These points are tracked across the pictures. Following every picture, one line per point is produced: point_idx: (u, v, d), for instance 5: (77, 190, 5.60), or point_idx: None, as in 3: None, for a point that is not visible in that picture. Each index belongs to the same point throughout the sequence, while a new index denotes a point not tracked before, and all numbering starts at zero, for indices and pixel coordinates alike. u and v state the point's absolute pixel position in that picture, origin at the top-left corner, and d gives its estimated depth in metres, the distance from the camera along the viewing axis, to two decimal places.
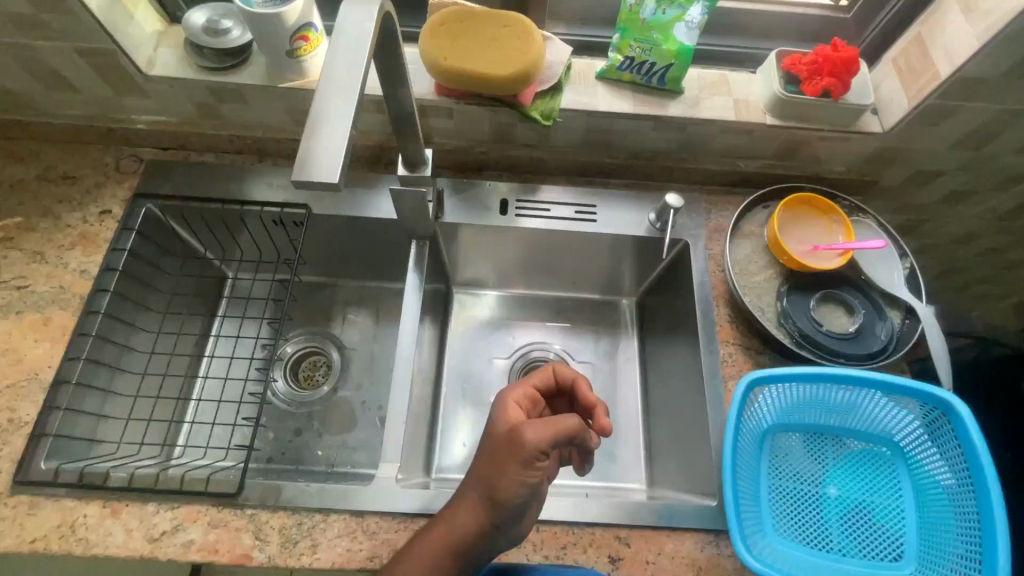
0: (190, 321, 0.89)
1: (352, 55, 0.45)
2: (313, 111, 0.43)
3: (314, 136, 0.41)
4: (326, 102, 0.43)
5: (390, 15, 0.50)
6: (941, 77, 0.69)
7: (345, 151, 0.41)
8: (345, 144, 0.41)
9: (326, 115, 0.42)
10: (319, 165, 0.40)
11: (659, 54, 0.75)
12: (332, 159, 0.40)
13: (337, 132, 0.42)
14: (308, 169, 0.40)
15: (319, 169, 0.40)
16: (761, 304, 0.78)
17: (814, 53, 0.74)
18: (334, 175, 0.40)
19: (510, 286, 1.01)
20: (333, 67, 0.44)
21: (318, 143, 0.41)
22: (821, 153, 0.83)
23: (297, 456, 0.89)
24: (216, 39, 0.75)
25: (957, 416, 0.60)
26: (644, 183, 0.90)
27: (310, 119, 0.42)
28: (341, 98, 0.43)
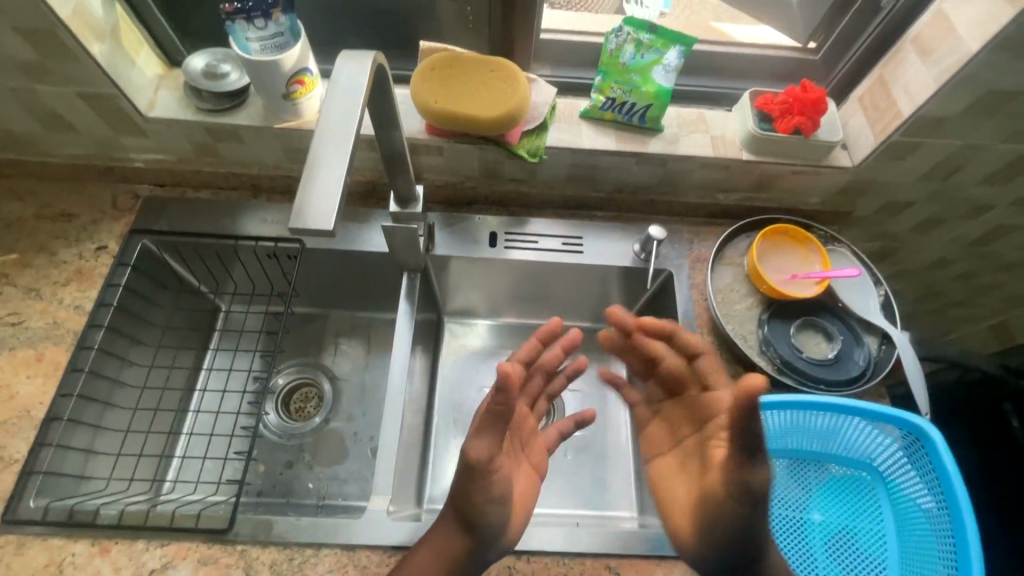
0: (182, 355, 0.89)
1: (347, 106, 0.47)
2: (311, 159, 0.45)
3: (310, 184, 0.44)
4: (322, 151, 0.46)
5: (382, 67, 0.53)
6: (903, 116, 0.73)
7: (338, 198, 0.43)
8: (339, 192, 0.43)
9: (322, 164, 0.45)
10: (314, 212, 0.42)
11: (639, 95, 0.79)
12: (327, 207, 0.43)
13: (332, 181, 0.44)
14: (302, 216, 0.42)
15: (314, 216, 0.42)
16: (743, 332, 0.80)
17: (784, 94, 0.79)
18: (328, 222, 0.42)
19: (500, 315, 1.03)
20: (330, 119, 0.47)
21: (315, 190, 0.44)
22: (797, 186, 0.87)
23: (288, 489, 0.90)
24: (215, 83, 0.78)
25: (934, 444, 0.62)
26: (628, 215, 0.94)
27: (307, 168, 0.45)
28: (337, 147, 0.46)
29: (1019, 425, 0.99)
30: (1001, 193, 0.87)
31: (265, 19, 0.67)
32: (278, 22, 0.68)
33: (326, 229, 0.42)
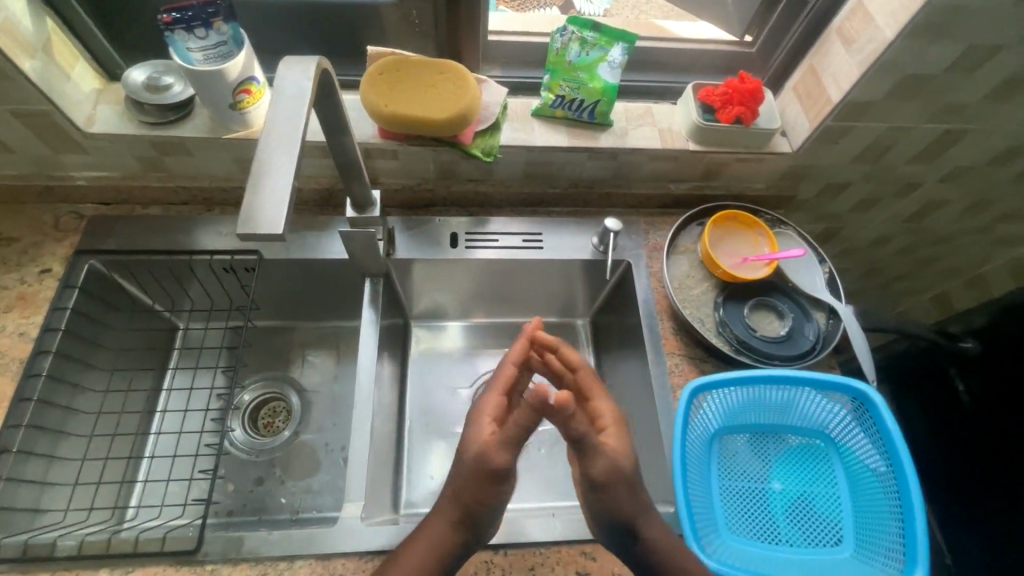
0: (140, 377, 0.86)
1: (290, 108, 0.47)
2: (257, 166, 0.45)
3: (257, 190, 0.43)
4: (269, 157, 0.45)
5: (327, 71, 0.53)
6: (833, 102, 0.77)
7: (287, 202, 0.43)
8: (288, 196, 0.43)
9: (269, 170, 0.44)
10: (262, 217, 0.42)
11: (587, 91, 0.81)
12: (275, 210, 0.42)
13: (277, 186, 0.44)
14: (249, 221, 0.42)
15: (262, 221, 0.42)
16: (699, 315, 0.83)
17: (724, 85, 0.83)
18: (278, 227, 0.42)
19: (470, 315, 1.03)
20: (275, 123, 0.47)
21: (262, 197, 0.43)
22: (742, 173, 0.91)
23: (260, 505, 0.88)
24: (159, 96, 0.76)
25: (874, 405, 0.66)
26: (584, 210, 0.96)
27: (253, 174, 0.44)
28: (283, 153, 0.45)
29: (962, 388, 1.06)
30: (928, 171, 0.93)
31: (205, 28, 0.66)
32: (220, 31, 0.67)
33: (276, 235, 0.41)
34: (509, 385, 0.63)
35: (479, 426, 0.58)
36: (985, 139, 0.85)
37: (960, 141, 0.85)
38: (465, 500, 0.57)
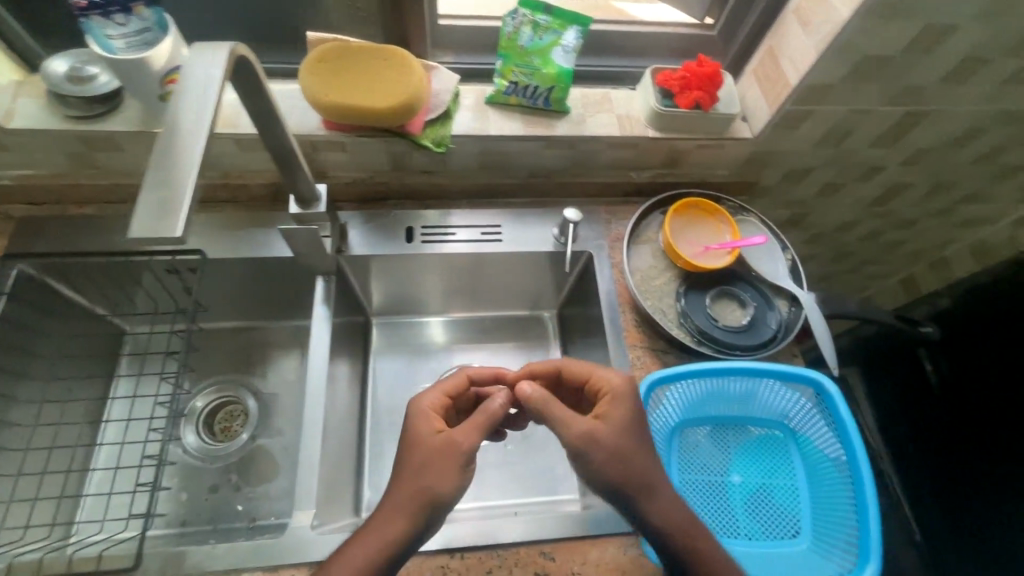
0: (80, 385, 0.82)
1: (198, 101, 0.43)
2: (158, 158, 0.41)
3: (156, 186, 0.40)
4: (173, 148, 0.41)
5: (245, 57, 0.49)
6: (792, 85, 0.76)
7: (186, 201, 0.39)
8: (190, 194, 0.39)
9: (171, 163, 0.41)
10: (156, 218, 0.38)
11: (541, 77, 0.78)
12: (172, 210, 0.39)
13: (178, 181, 0.40)
14: (138, 221, 0.37)
15: (156, 222, 0.38)
16: (661, 306, 0.82)
17: (682, 69, 0.80)
18: (176, 228, 0.38)
19: (450, 310, 1.02)
20: (181, 114, 0.43)
21: (159, 196, 0.39)
22: (704, 160, 0.89)
23: (214, 514, 0.85)
24: (83, 87, 0.72)
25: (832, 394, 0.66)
26: (545, 200, 0.93)
27: (152, 168, 0.40)
28: (188, 145, 0.42)
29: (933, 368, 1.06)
30: (890, 154, 0.92)
31: (125, 14, 0.62)
32: (142, 17, 0.63)
33: (173, 237, 0.38)
34: (451, 393, 0.67)
35: (424, 418, 0.60)
36: (945, 120, 0.84)
37: (920, 124, 0.84)
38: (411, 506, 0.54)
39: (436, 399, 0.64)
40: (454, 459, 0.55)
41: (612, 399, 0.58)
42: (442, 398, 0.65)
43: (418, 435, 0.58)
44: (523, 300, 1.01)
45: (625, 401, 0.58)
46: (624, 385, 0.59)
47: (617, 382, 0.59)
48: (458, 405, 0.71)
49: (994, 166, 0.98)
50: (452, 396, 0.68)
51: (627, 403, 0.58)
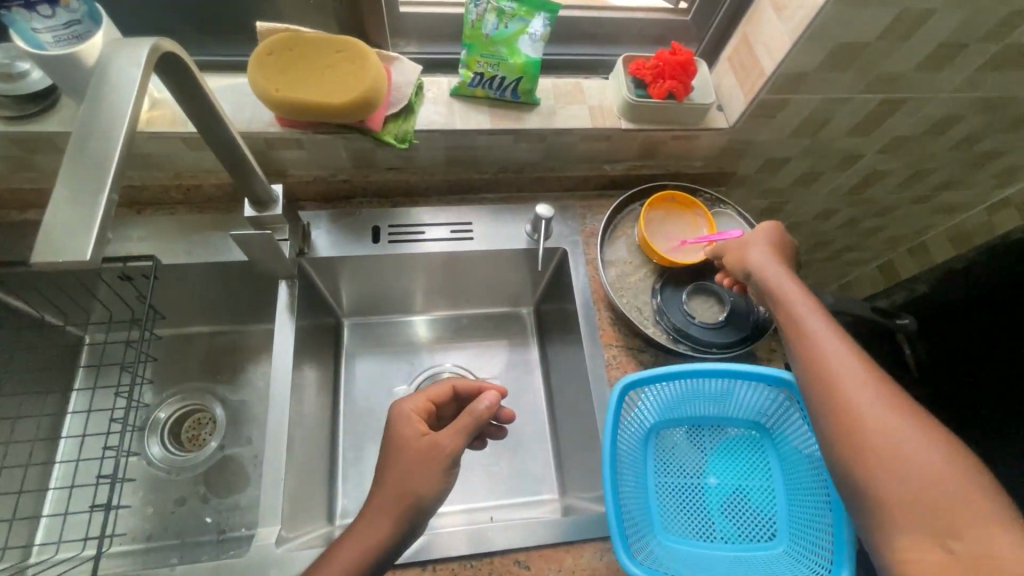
0: (32, 401, 0.79)
1: (113, 103, 0.39)
2: (68, 169, 0.37)
3: (64, 202, 0.36)
4: (86, 157, 0.37)
5: (171, 53, 0.45)
6: (767, 74, 0.73)
7: (98, 219, 0.35)
8: (101, 210, 0.36)
9: (82, 174, 0.37)
10: (64, 238, 0.34)
11: (507, 68, 0.74)
12: (81, 229, 0.35)
13: (89, 195, 0.36)
14: (43, 243, 0.34)
15: (64, 244, 0.34)
16: (638, 305, 0.80)
17: (655, 58, 0.77)
18: (86, 251, 0.34)
19: (434, 308, 0.99)
20: (93, 119, 0.39)
21: (69, 212, 0.35)
22: (679, 151, 0.87)
23: (180, 528, 0.82)
24: (13, 85, 0.67)
25: None
26: (518, 195, 0.90)
27: (62, 180, 0.36)
28: (102, 153, 0.37)
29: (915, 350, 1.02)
30: (868, 143, 0.90)
31: (49, 4, 0.57)
32: (69, 8, 0.59)
33: (82, 260, 0.34)
34: (437, 401, 0.65)
35: (408, 421, 0.59)
36: (923, 107, 0.82)
37: (897, 111, 0.83)
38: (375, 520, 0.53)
39: (420, 406, 0.62)
40: (438, 462, 0.55)
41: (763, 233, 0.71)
42: (428, 403, 0.63)
43: (403, 439, 0.57)
44: (500, 297, 0.99)
45: (772, 235, 0.70)
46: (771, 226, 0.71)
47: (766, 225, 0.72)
48: (445, 412, 0.68)
49: (971, 152, 0.97)
50: (436, 404, 0.65)
51: (774, 238, 0.70)
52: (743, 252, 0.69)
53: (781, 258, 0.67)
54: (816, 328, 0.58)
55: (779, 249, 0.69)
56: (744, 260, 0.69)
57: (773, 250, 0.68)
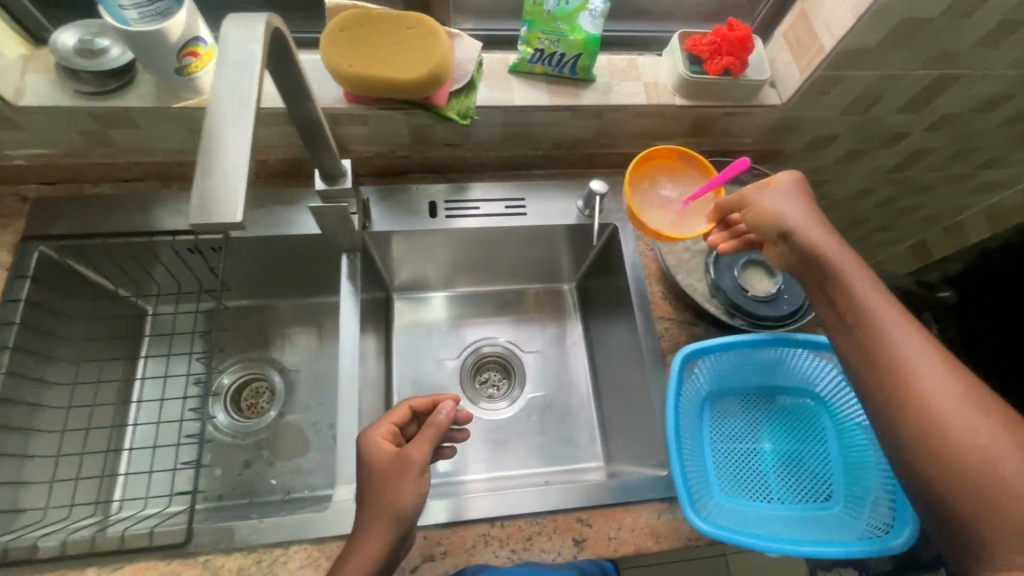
0: (109, 367, 0.82)
1: (242, 75, 0.41)
2: (209, 140, 0.39)
3: (209, 172, 0.38)
4: (224, 128, 0.40)
5: (277, 30, 0.47)
6: (826, 50, 0.74)
7: (240, 186, 0.38)
8: (244, 177, 0.38)
9: (224, 146, 0.39)
10: (214, 205, 0.37)
11: (567, 45, 0.75)
12: (229, 196, 0.37)
13: (232, 165, 0.38)
14: (201, 207, 0.36)
15: (213, 210, 0.37)
16: (690, 280, 0.82)
17: (713, 34, 0.78)
18: (236, 215, 0.37)
19: (453, 285, 1.02)
20: (224, 92, 0.41)
21: (214, 182, 0.38)
22: (730, 128, 0.88)
23: (249, 488, 0.87)
24: (92, 62, 0.69)
25: None
26: (569, 172, 0.92)
27: (202, 151, 0.39)
28: (236, 124, 0.40)
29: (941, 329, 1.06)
30: (916, 120, 0.91)
31: None
32: None
33: (234, 224, 0.37)
34: (400, 422, 0.66)
35: (376, 448, 0.60)
36: (976, 84, 0.82)
37: (950, 89, 0.83)
38: (394, 515, 0.56)
39: (387, 432, 0.63)
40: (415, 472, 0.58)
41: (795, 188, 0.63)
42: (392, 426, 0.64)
43: (377, 466, 0.59)
44: (538, 273, 1.02)
45: (795, 187, 0.63)
46: (791, 177, 0.64)
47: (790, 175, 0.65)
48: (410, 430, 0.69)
49: (1018, 130, 0.97)
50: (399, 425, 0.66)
51: (800, 191, 0.63)
52: (782, 209, 0.61)
53: (816, 214, 0.60)
54: (863, 292, 0.52)
55: (809, 204, 0.62)
56: (777, 216, 0.61)
57: (808, 207, 0.61)
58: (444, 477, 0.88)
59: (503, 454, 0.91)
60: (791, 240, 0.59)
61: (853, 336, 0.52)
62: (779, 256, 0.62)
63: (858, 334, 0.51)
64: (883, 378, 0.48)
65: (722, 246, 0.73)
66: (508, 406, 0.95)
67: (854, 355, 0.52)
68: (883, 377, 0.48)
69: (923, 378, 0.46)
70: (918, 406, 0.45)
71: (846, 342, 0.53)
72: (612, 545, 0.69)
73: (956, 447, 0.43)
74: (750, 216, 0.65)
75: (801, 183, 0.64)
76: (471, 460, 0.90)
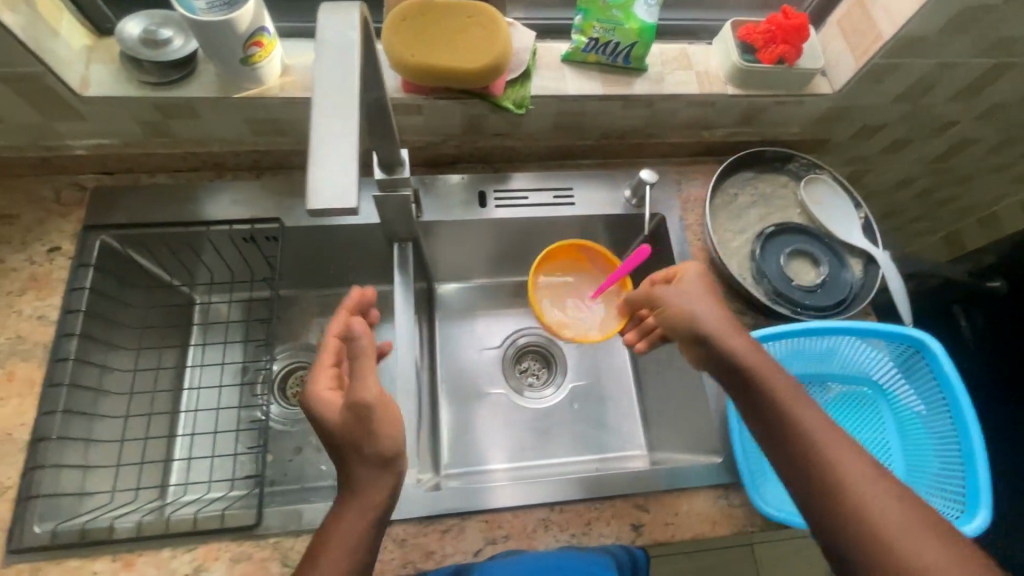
0: (165, 355, 0.83)
1: (342, 62, 0.42)
2: (316, 127, 0.40)
3: (319, 158, 0.39)
4: (328, 113, 0.41)
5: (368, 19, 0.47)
6: (884, 38, 0.73)
7: (352, 170, 0.39)
8: (354, 162, 0.39)
9: (331, 132, 0.40)
10: (329, 189, 0.38)
11: (623, 33, 0.75)
12: (343, 180, 0.38)
13: (342, 150, 0.40)
14: (319, 191, 0.38)
15: (329, 193, 0.38)
16: (738, 269, 0.83)
17: (767, 21, 0.77)
18: (351, 199, 0.38)
19: (470, 277, 1.01)
20: (326, 79, 0.42)
21: (326, 166, 0.39)
22: (778, 117, 0.88)
23: (301, 475, 0.87)
24: (156, 52, 0.69)
25: (931, 353, 0.68)
26: (615, 162, 0.92)
27: (312, 138, 0.40)
28: (340, 110, 0.41)
29: (964, 323, 1.05)
30: (966, 109, 0.90)
31: None
32: None
33: (350, 208, 0.38)
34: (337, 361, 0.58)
35: (324, 402, 0.54)
36: None
37: (1003, 77, 0.83)
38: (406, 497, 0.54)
39: (328, 376, 0.56)
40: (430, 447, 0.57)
41: (692, 283, 0.67)
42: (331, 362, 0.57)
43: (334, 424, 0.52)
44: None
45: (702, 282, 0.67)
46: (697, 270, 0.68)
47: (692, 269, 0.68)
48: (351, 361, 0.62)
49: None
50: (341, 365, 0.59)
51: (707, 286, 0.66)
52: (691, 306, 0.64)
53: (725, 311, 0.64)
54: (789, 398, 0.56)
55: (716, 299, 0.66)
56: (689, 314, 0.63)
57: (716, 304, 0.64)
58: (463, 468, 0.89)
59: (543, 442, 0.92)
60: (703, 339, 0.62)
61: (781, 442, 0.55)
62: (694, 354, 0.64)
63: (787, 445, 0.54)
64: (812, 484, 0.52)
65: (639, 345, 0.74)
66: (555, 392, 0.96)
67: (782, 464, 0.55)
68: (814, 484, 0.52)
69: (849, 483, 0.51)
70: (851, 511, 0.50)
71: (773, 449, 0.56)
72: (670, 530, 0.70)
73: (880, 547, 0.48)
74: (662, 312, 0.67)
75: (707, 274, 0.68)
76: (492, 448, 0.91)
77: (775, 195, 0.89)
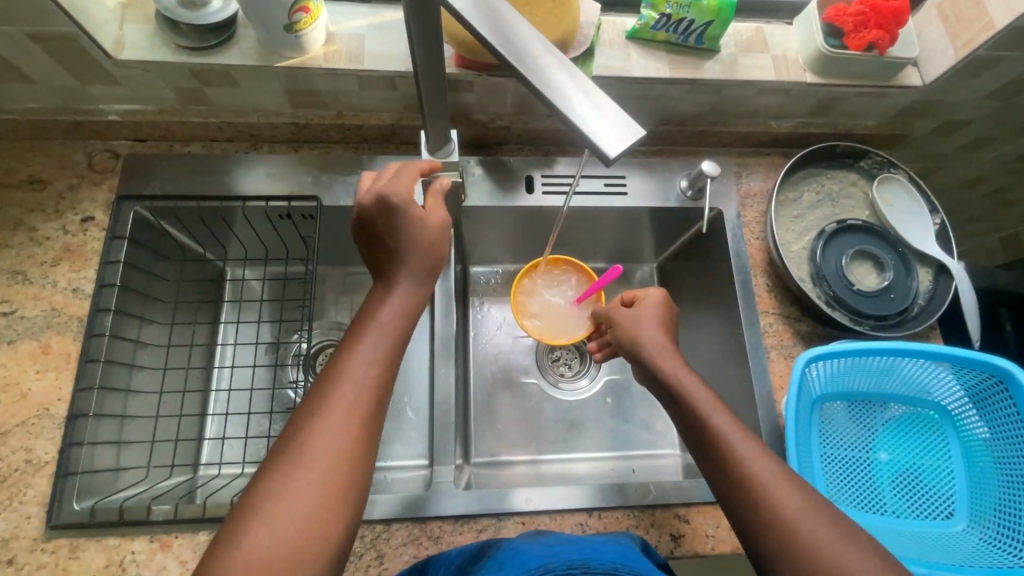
0: (197, 331, 0.81)
1: (515, 24, 0.41)
2: (544, 96, 0.40)
3: (572, 114, 0.39)
4: (544, 73, 0.40)
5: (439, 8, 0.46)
6: (994, 28, 0.66)
7: (609, 102, 0.40)
8: (608, 101, 0.40)
9: (562, 86, 0.40)
10: (607, 132, 0.39)
11: (699, 10, 0.68)
12: (614, 117, 0.39)
13: (590, 91, 0.40)
14: (610, 136, 0.38)
15: (618, 132, 0.39)
16: (799, 272, 0.78)
17: (860, 2, 0.69)
18: (635, 126, 0.39)
19: (494, 262, 0.97)
20: (515, 43, 0.41)
21: (587, 108, 0.39)
22: (855, 108, 0.81)
23: None
24: (195, 13, 0.65)
25: (1016, 383, 0.62)
26: (672, 149, 0.86)
27: (552, 102, 0.39)
28: (546, 67, 0.40)
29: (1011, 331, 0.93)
30: None
31: None
32: None
33: (643, 132, 0.39)
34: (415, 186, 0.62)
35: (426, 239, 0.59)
36: None
37: None
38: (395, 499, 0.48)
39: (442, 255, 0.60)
40: None
41: (648, 307, 0.66)
42: (439, 243, 0.59)
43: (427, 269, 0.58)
44: (607, 253, 0.94)
45: (658, 308, 0.66)
46: (658, 296, 0.67)
47: (652, 294, 0.67)
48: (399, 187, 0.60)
49: None
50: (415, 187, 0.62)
51: (663, 313, 0.66)
52: (638, 334, 0.65)
53: (669, 338, 0.64)
54: (745, 450, 0.53)
55: (667, 327, 0.65)
56: (637, 341, 0.64)
57: (662, 330, 0.64)
58: (488, 458, 0.86)
59: (573, 436, 0.89)
60: (644, 363, 0.63)
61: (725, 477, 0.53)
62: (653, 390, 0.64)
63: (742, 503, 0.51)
64: (764, 535, 0.49)
65: (598, 354, 0.78)
66: (588, 384, 0.94)
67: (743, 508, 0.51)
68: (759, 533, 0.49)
69: None
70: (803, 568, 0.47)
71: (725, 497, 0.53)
72: (711, 543, 0.68)
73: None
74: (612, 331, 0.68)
75: (669, 303, 0.67)
76: (509, 442, 0.88)
77: (842, 194, 0.82)
